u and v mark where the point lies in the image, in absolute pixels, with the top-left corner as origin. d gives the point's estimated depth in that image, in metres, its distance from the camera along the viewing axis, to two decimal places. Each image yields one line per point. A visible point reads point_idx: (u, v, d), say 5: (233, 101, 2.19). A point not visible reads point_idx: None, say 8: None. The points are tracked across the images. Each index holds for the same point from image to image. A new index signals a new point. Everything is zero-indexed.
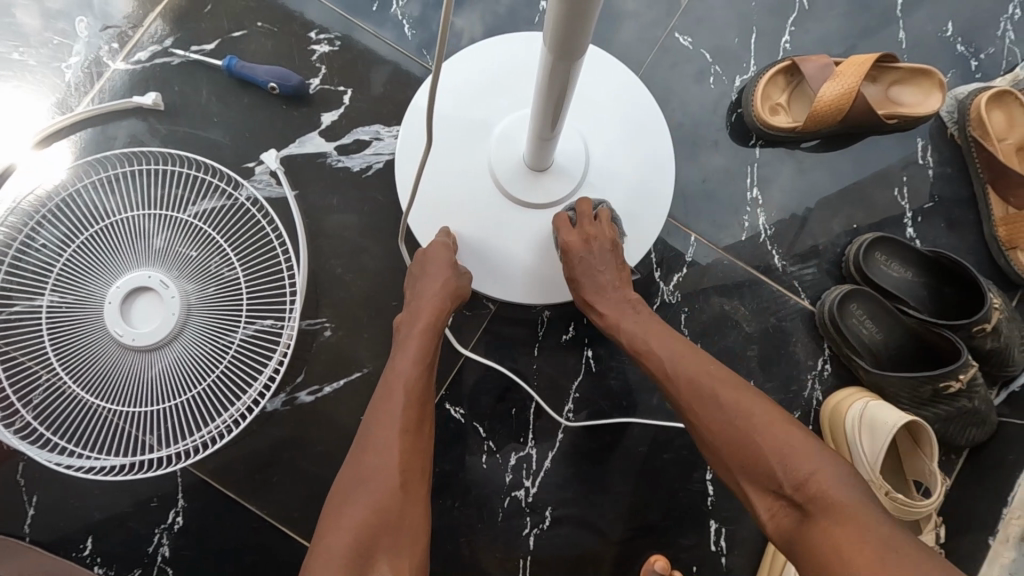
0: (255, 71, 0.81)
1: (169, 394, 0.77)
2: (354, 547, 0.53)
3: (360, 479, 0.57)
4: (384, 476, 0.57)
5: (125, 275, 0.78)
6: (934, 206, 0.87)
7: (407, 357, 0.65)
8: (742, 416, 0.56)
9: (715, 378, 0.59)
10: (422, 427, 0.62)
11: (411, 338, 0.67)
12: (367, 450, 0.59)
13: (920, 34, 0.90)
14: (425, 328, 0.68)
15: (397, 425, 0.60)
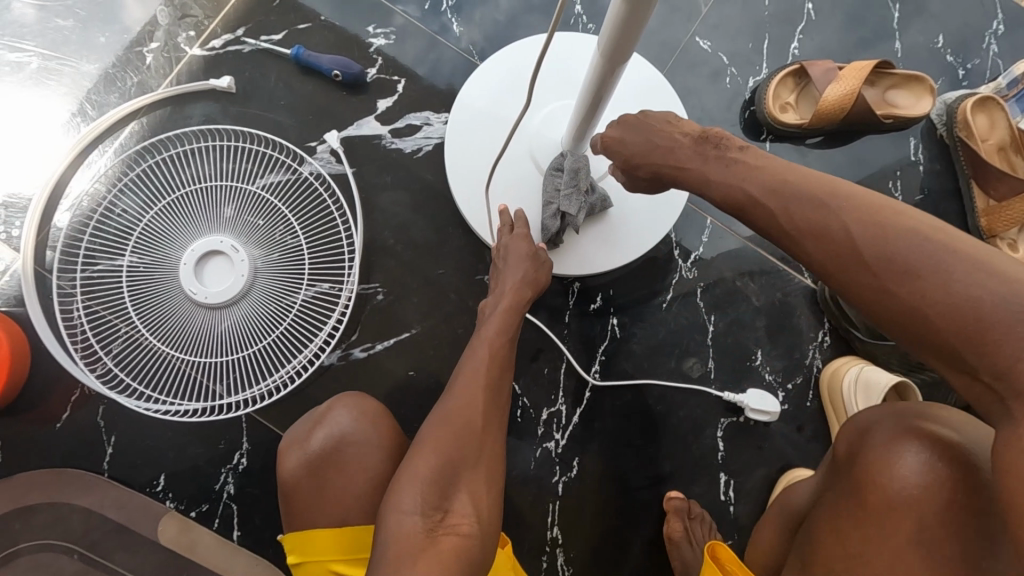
0: (320, 60, 0.90)
1: (237, 347, 0.85)
2: (434, 476, 0.58)
3: (439, 421, 0.63)
4: (466, 421, 0.62)
5: (199, 240, 0.86)
6: (923, 198, 0.97)
7: (491, 327, 0.71)
8: (975, 303, 0.40)
9: (893, 225, 0.44)
10: (500, 388, 0.66)
11: (496, 312, 0.73)
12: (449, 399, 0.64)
13: (914, 45, 1.00)
14: (510, 303, 0.73)
15: (477, 383, 0.65)
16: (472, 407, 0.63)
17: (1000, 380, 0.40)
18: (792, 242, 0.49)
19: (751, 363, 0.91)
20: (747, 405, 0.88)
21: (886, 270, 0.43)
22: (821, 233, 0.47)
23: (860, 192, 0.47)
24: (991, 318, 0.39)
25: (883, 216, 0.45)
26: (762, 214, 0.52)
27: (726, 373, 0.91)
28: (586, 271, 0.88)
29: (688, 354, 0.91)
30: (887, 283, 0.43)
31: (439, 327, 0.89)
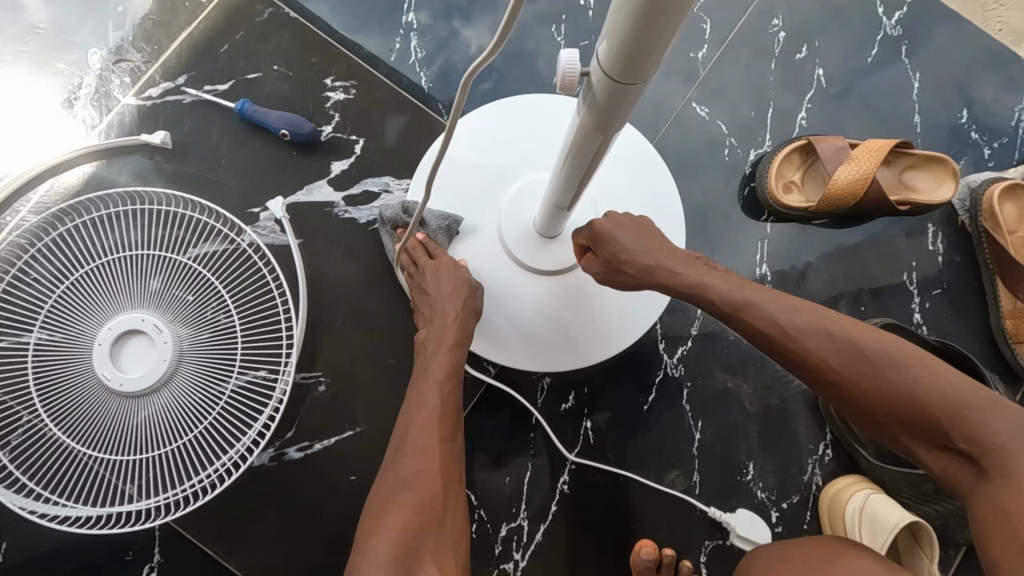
0: (268, 117, 0.80)
1: (154, 443, 0.74)
2: (399, 551, 0.54)
3: (398, 487, 0.59)
4: (424, 482, 0.59)
5: (117, 317, 0.75)
6: (942, 292, 0.86)
7: (430, 377, 0.67)
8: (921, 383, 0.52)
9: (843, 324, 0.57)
10: (449, 440, 0.64)
11: (433, 355, 0.69)
12: (399, 460, 0.61)
13: (934, 120, 0.91)
14: (449, 341, 0.69)
15: (426, 436, 0.63)
16: (420, 462, 0.61)
17: (969, 441, 0.50)
18: (851, 376, 0.55)
19: (741, 478, 0.80)
20: (735, 529, 0.77)
21: (848, 362, 0.55)
22: (818, 333, 0.57)
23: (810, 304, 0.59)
24: (1001, 449, 0.48)
25: (831, 318, 0.58)
26: (809, 352, 0.57)
27: (713, 488, 0.80)
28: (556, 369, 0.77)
29: (670, 465, 0.80)
30: (942, 409, 0.51)
31: (387, 424, 0.78)
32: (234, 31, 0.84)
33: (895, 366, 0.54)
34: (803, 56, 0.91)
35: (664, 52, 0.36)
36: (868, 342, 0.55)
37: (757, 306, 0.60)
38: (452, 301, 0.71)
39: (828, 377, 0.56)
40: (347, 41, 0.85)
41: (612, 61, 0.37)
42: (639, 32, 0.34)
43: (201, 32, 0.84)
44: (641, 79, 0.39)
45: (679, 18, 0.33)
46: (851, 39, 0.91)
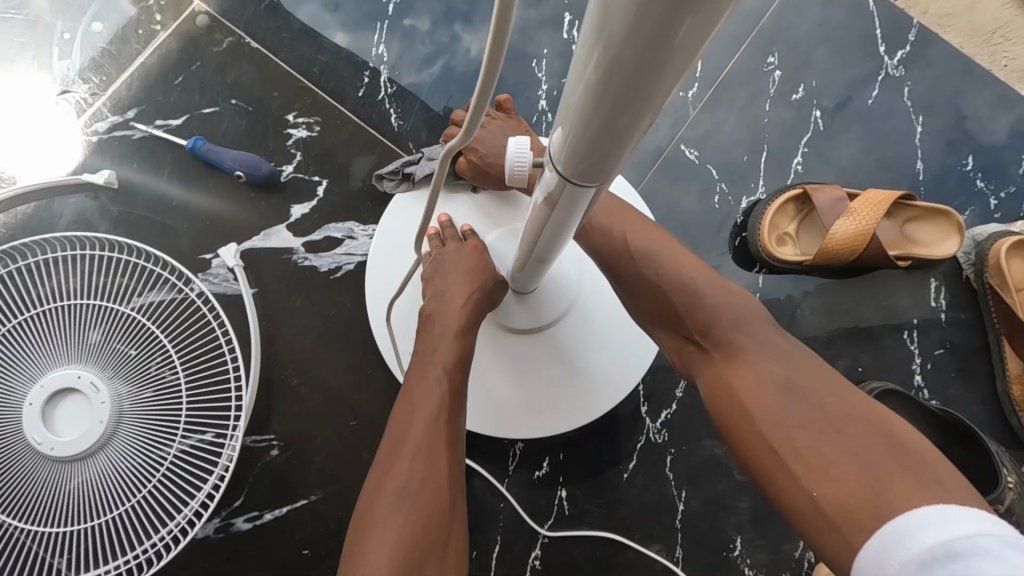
0: (221, 156, 0.74)
1: (88, 514, 0.68)
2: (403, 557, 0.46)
3: (398, 483, 0.50)
4: (429, 476, 0.51)
5: (51, 374, 0.68)
6: (945, 352, 0.81)
7: (440, 357, 0.58)
8: (734, 322, 0.53)
9: (687, 262, 0.58)
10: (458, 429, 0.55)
11: (442, 338, 0.60)
12: (399, 450, 0.52)
13: (939, 166, 0.85)
14: (453, 322, 0.61)
15: (431, 427, 0.53)
16: (422, 452, 0.52)
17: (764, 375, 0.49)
18: (681, 305, 0.56)
19: (727, 553, 0.74)
20: None
21: (678, 294, 0.56)
22: (655, 259, 0.58)
23: (669, 245, 0.60)
24: (838, 415, 0.45)
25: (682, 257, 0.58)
26: (685, 302, 0.56)
27: (698, 564, 0.74)
28: (528, 436, 0.71)
29: (651, 539, 0.74)
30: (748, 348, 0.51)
31: (346, 492, 0.72)
32: (190, 62, 0.79)
33: (751, 330, 0.53)
34: (800, 96, 0.85)
35: (625, 157, 0.32)
36: (736, 303, 0.55)
37: (650, 253, 0.59)
38: (474, 278, 0.64)
39: (692, 329, 0.55)
40: (311, 74, 0.79)
41: (565, 164, 0.33)
42: (594, 138, 0.30)
43: (155, 64, 0.78)
44: (602, 179, 0.34)
45: (637, 125, 0.29)
46: (852, 78, 0.86)
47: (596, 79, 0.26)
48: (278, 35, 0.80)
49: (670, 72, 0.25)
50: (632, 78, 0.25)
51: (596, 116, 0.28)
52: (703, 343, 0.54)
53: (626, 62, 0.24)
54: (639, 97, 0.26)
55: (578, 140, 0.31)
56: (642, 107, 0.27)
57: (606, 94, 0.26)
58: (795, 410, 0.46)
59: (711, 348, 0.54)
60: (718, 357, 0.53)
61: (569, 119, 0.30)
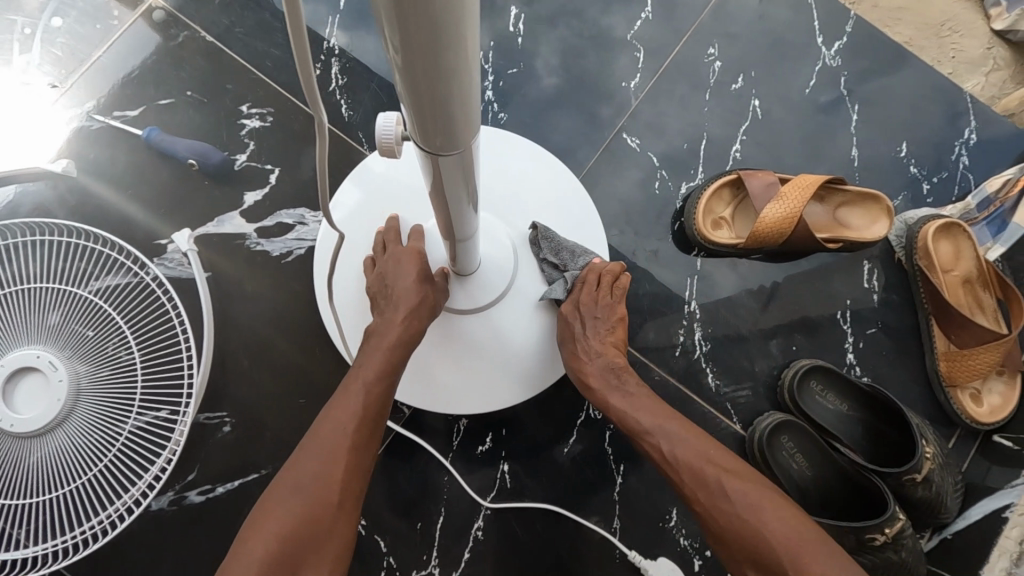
0: (175, 145, 0.77)
1: (45, 487, 0.71)
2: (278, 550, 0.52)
3: (298, 480, 0.56)
4: (325, 481, 0.56)
5: (11, 354, 0.72)
6: (877, 331, 0.84)
7: (371, 367, 0.63)
8: (791, 535, 0.55)
9: (726, 464, 0.61)
10: (372, 440, 0.60)
11: (377, 348, 0.64)
12: (308, 450, 0.58)
13: (873, 153, 0.88)
14: (394, 340, 0.65)
15: (344, 436, 0.58)
16: (331, 456, 0.57)
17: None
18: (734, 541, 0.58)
19: (662, 524, 0.77)
20: None
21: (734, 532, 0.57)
22: (700, 484, 0.60)
23: (722, 455, 0.62)
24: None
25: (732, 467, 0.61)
26: (694, 495, 0.60)
27: (634, 534, 0.77)
28: (469, 412, 0.74)
29: (589, 511, 0.77)
30: (779, 536, 0.56)
31: None
32: (148, 55, 0.82)
33: (757, 496, 0.58)
34: (739, 86, 0.88)
35: (470, 107, 0.34)
36: (746, 488, 0.59)
37: (679, 456, 0.62)
38: (416, 293, 0.67)
39: (705, 518, 0.60)
40: (264, 66, 0.82)
41: (419, 133, 0.35)
42: (426, 105, 0.32)
43: (114, 57, 0.82)
44: (462, 135, 0.36)
45: (458, 79, 0.31)
46: (790, 69, 0.89)
47: (397, 55, 0.28)
48: (232, 29, 0.83)
49: (446, 32, 0.27)
50: (419, 46, 0.27)
51: (415, 87, 0.30)
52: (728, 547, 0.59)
53: (405, 32, 0.26)
54: (435, 58, 0.28)
55: (414, 110, 0.33)
56: (449, 65, 0.29)
57: (410, 66, 0.28)
58: (817, 563, 0.54)
59: (733, 548, 0.58)
60: (793, 570, 0.54)
61: (400, 93, 0.33)
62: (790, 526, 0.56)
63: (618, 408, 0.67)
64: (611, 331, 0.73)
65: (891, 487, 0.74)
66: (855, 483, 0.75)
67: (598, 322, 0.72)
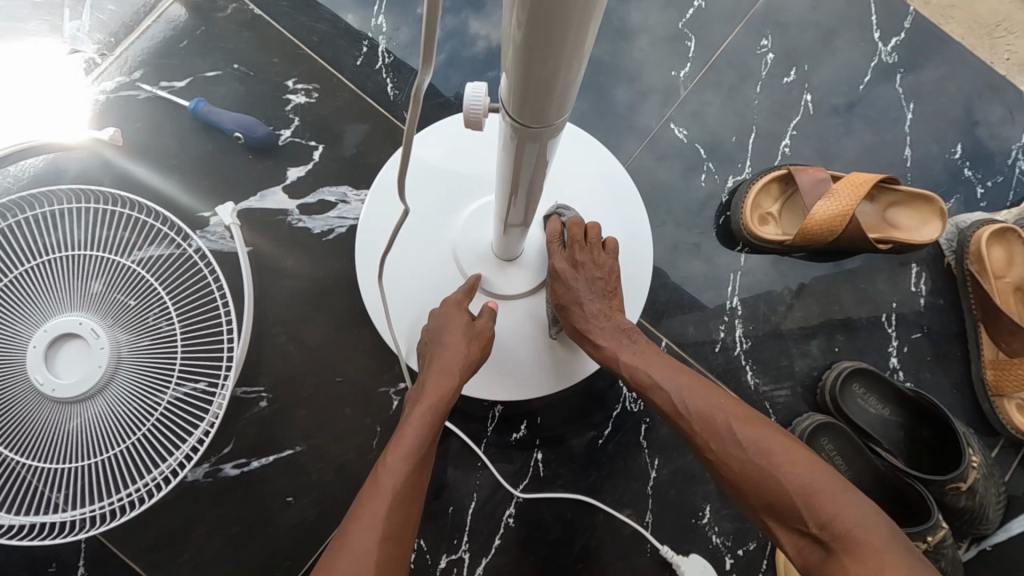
0: (221, 118, 0.77)
1: (82, 453, 0.71)
2: None
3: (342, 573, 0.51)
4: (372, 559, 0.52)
5: (55, 319, 0.72)
6: (922, 336, 0.82)
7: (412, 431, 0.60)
8: (806, 467, 0.53)
9: (699, 402, 0.59)
10: (410, 524, 0.57)
11: (429, 405, 0.62)
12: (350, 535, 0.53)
13: (926, 154, 0.86)
14: (427, 409, 0.62)
15: (388, 512, 0.55)
16: (367, 543, 0.53)
17: (818, 523, 0.51)
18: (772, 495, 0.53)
19: (696, 521, 0.76)
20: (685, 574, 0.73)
21: (794, 497, 0.52)
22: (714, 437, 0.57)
23: (722, 399, 0.59)
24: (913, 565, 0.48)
25: (758, 431, 0.56)
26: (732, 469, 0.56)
27: (668, 527, 0.76)
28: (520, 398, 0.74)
29: (623, 503, 0.76)
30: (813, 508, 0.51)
31: (330, 444, 0.75)
32: (194, 26, 0.81)
33: (845, 506, 0.51)
34: (791, 80, 0.86)
35: (567, 100, 0.34)
36: (846, 502, 0.51)
37: (733, 425, 0.57)
38: (464, 345, 0.67)
39: (806, 523, 0.51)
40: (310, 42, 0.82)
41: (511, 112, 0.36)
42: (525, 91, 0.32)
43: (161, 26, 0.81)
44: (550, 126, 0.38)
45: (566, 73, 0.31)
46: (845, 64, 0.87)
47: (515, 40, 0.29)
48: (280, 4, 0.82)
49: (571, 32, 0.27)
50: (541, 44, 0.28)
51: (522, 77, 0.31)
52: (820, 534, 0.51)
53: (537, 24, 0.26)
54: (551, 61, 0.29)
55: (518, 81, 0.32)
56: (560, 65, 0.30)
57: (528, 54, 0.29)
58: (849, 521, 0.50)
59: (831, 543, 0.50)
60: (841, 551, 0.50)
61: (507, 65, 0.32)
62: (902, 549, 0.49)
63: (644, 373, 0.63)
64: (610, 301, 0.70)
65: (933, 494, 0.72)
66: (896, 488, 0.73)
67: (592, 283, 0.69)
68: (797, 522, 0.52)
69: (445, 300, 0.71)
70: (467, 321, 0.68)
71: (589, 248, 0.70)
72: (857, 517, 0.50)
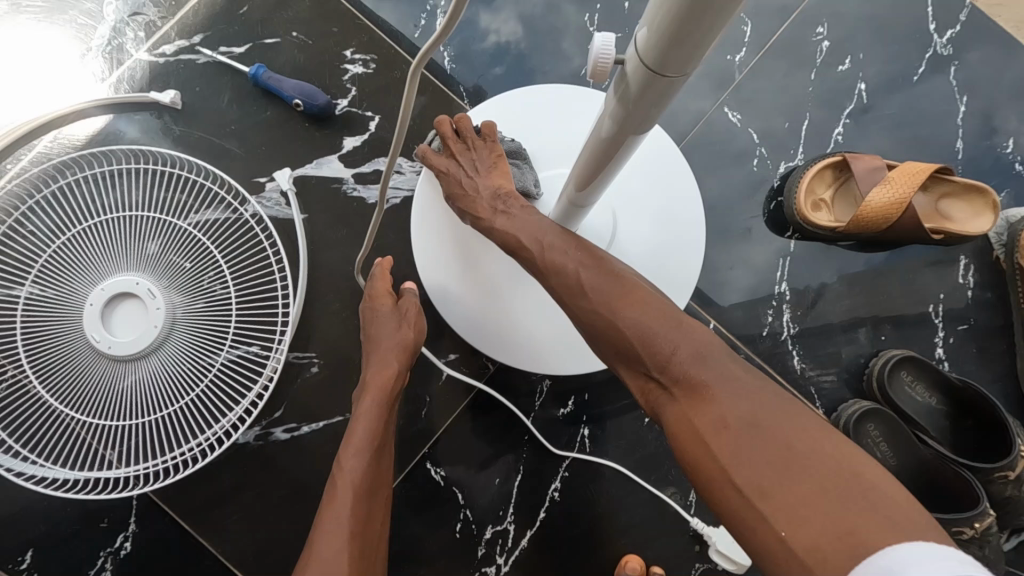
0: (282, 84, 0.77)
1: (136, 411, 0.71)
2: None
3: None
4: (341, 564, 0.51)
5: (113, 278, 0.72)
6: (968, 329, 0.82)
7: (358, 429, 0.60)
8: (700, 351, 0.49)
9: (609, 295, 0.54)
10: (374, 517, 0.57)
11: (370, 400, 0.62)
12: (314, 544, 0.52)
13: (979, 147, 0.86)
14: (371, 401, 0.61)
15: (352, 510, 0.55)
16: (334, 549, 0.52)
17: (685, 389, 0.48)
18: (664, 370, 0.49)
19: None
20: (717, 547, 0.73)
21: (673, 376, 0.49)
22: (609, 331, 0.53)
23: (625, 292, 0.54)
24: (769, 431, 0.44)
25: (657, 325, 0.51)
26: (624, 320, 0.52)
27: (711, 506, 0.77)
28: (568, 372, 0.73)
29: (667, 482, 0.77)
30: (696, 380, 0.48)
31: None
32: None
33: (737, 375, 0.47)
34: (846, 68, 0.86)
35: (705, 55, 0.33)
36: (773, 396, 0.46)
37: (618, 316, 0.53)
38: (405, 333, 0.67)
39: (650, 367, 0.50)
40: (369, 13, 0.82)
41: (641, 61, 0.35)
42: (671, 35, 0.31)
43: None
44: (670, 85, 0.36)
45: (723, 17, 0.29)
46: (901, 54, 0.86)
47: None
48: None
49: None
50: None
51: (676, 14, 0.30)
52: (661, 379, 0.49)
53: None
54: None
55: (670, 22, 0.30)
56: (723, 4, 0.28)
57: None
58: (725, 384, 0.47)
59: (672, 387, 0.49)
60: (682, 397, 0.48)
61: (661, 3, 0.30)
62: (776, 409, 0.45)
63: (502, 228, 0.63)
64: (490, 169, 0.67)
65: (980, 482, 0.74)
66: (942, 476, 0.74)
67: (472, 171, 0.67)
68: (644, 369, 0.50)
69: (367, 289, 0.70)
70: (393, 305, 0.69)
71: (465, 143, 0.68)
72: (741, 386, 0.46)
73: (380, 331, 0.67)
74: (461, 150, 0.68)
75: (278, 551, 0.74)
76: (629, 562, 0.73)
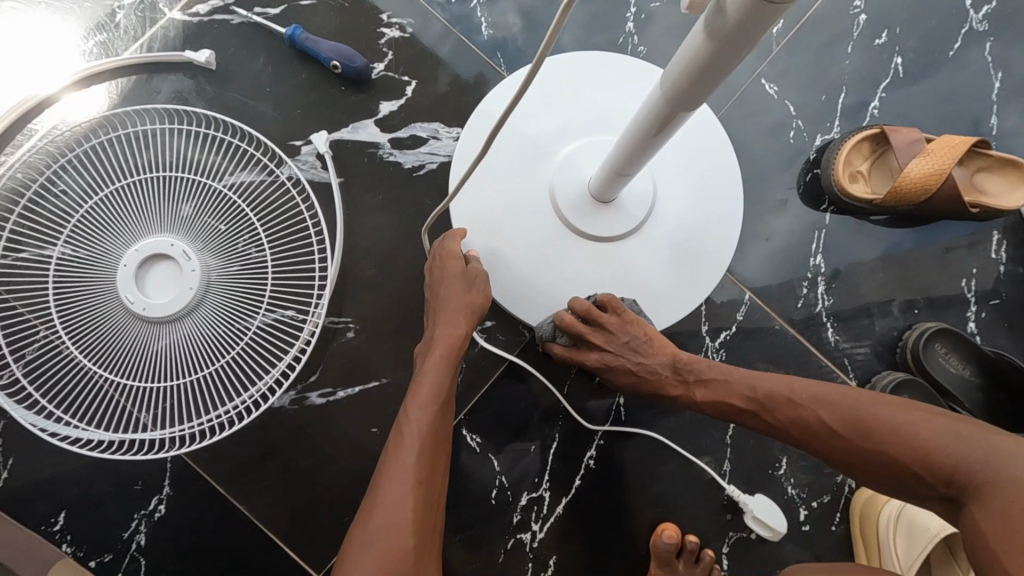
0: (320, 46, 0.76)
1: (168, 374, 0.70)
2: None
3: (383, 527, 0.52)
4: (403, 517, 0.53)
5: (146, 240, 0.70)
6: (1000, 303, 0.82)
7: (425, 386, 0.60)
8: (879, 412, 0.54)
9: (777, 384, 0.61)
10: (440, 465, 0.58)
11: (437, 358, 0.62)
12: (379, 493, 0.54)
13: (1012, 123, 0.86)
14: (438, 358, 0.62)
15: (414, 464, 0.56)
16: (400, 501, 0.53)
17: (940, 477, 0.51)
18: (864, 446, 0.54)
19: (772, 472, 0.77)
20: (751, 510, 0.74)
21: (856, 433, 0.55)
22: (800, 423, 0.59)
23: (791, 378, 0.60)
24: (981, 463, 0.49)
25: (827, 399, 0.57)
26: (873, 433, 0.54)
27: (745, 475, 0.77)
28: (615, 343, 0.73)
29: (701, 451, 0.77)
30: (898, 449, 0.53)
31: None
32: None
33: (920, 421, 0.53)
34: (882, 42, 0.86)
35: None
36: (952, 424, 0.52)
37: (810, 412, 0.58)
38: (470, 296, 0.66)
39: (897, 468, 0.53)
40: None
41: None
42: None
43: None
44: (772, 12, 0.36)
45: None
46: (937, 29, 0.86)
47: None
48: None
49: None
50: None
51: None
52: (948, 491, 0.51)
53: None
54: None
55: None
56: None
57: None
58: (925, 436, 0.52)
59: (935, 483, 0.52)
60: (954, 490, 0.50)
61: None
62: (967, 441, 0.50)
63: (706, 401, 0.65)
64: (650, 346, 0.68)
65: None
66: None
67: (625, 342, 0.68)
68: (914, 480, 0.53)
69: (439, 249, 0.69)
70: (463, 267, 0.67)
71: (602, 328, 0.69)
72: (938, 438, 0.51)
73: (449, 290, 0.66)
74: (605, 338, 0.69)
75: (312, 516, 0.74)
76: (665, 530, 0.73)
